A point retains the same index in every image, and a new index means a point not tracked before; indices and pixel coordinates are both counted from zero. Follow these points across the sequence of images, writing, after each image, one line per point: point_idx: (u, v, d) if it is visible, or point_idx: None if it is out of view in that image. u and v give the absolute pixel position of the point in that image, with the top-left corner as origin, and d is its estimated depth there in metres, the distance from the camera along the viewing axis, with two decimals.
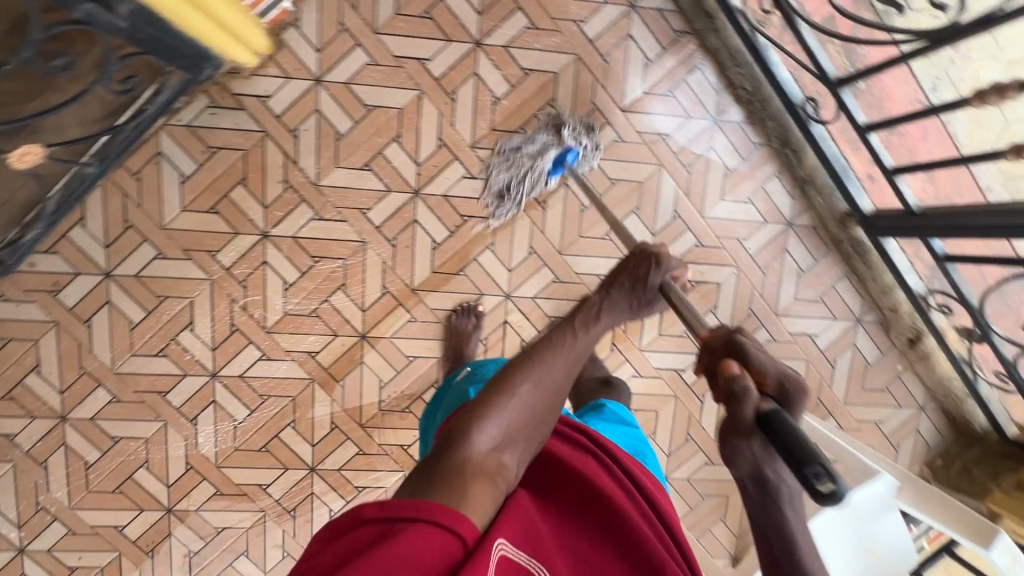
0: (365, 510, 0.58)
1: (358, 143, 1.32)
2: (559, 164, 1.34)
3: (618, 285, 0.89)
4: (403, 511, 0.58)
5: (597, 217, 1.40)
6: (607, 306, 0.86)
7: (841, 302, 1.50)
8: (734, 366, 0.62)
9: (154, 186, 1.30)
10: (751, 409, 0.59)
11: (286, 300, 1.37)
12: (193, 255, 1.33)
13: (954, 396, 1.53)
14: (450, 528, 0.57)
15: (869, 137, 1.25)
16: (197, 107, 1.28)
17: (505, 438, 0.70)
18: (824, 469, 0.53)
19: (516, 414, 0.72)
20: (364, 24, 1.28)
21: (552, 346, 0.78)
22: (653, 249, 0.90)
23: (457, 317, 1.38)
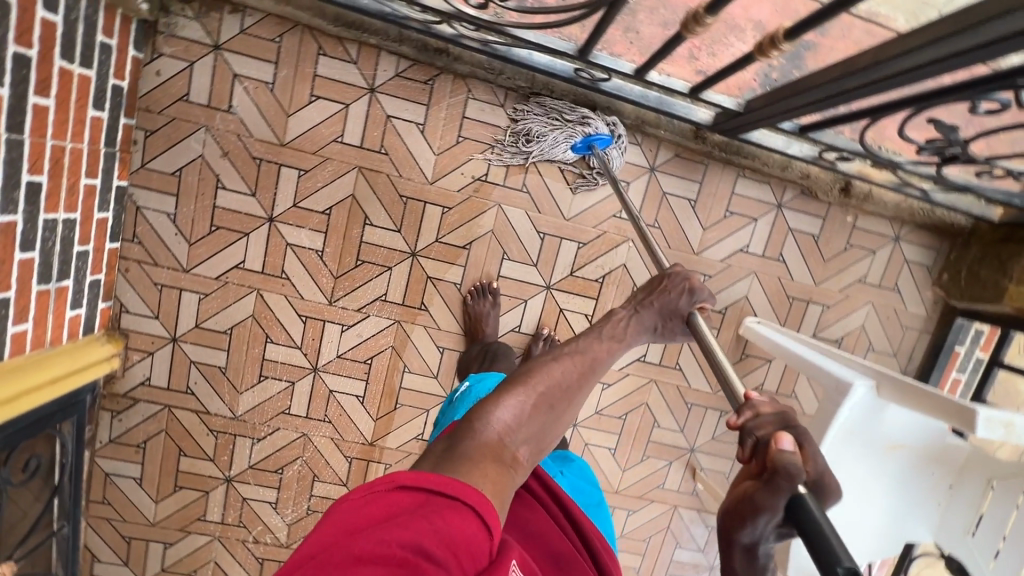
0: (403, 477, 0.53)
1: (243, 364, 1.37)
2: (586, 144, 1.25)
3: (646, 303, 0.90)
4: (443, 486, 0.52)
5: (476, 285, 1.37)
6: (634, 322, 0.88)
7: (751, 201, 1.38)
8: (789, 442, 0.53)
9: (123, 499, 1.42)
10: (798, 484, 0.48)
11: (283, 514, 1.46)
12: (191, 528, 1.45)
13: (920, 210, 1.39)
14: (485, 521, 0.51)
15: (648, 76, 1.14)
16: (106, 423, 1.38)
17: (519, 430, 0.66)
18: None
19: (539, 402, 0.69)
20: (173, 271, 1.31)
21: (578, 350, 0.79)
22: (689, 277, 0.94)
23: (474, 300, 1.36)
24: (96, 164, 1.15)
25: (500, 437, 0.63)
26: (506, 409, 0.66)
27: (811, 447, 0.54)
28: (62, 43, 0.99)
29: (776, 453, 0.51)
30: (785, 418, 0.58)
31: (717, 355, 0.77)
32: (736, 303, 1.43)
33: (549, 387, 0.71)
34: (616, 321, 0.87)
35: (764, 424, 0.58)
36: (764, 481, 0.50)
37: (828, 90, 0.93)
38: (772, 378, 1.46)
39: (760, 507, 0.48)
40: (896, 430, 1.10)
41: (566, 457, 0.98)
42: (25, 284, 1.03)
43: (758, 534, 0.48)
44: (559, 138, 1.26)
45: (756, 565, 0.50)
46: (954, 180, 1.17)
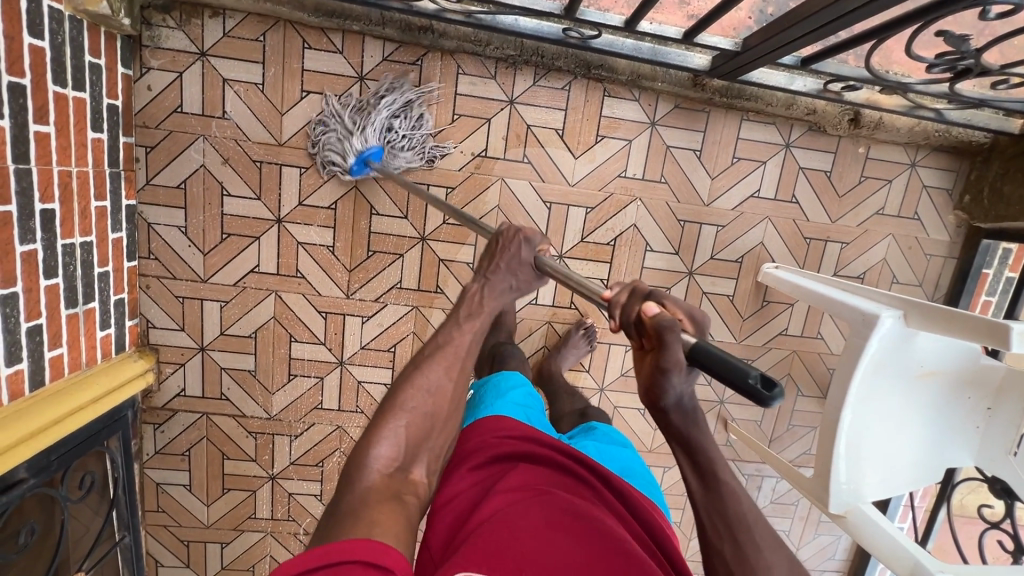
0: (284, 569, 0.50)
1: (271, 366, 1.40)
2: (362, 162, 1.24)
3: (494, 268, 0.77)
4: (322, 558, 0.50)
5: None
6: (487, 292, 0.76)
7: (758, 144, 1.35)
8: (654, 308, 0.57)
9: (177, 506, 1.48)
10: (681, 339, 0.54)
11: (329, 505, 1.51)
12: (243, 527, 1.51)
13: (937, 132, 1.34)
14: (376, 563, 0.51)
15: (639, 27, 1.11)
16: (150, 436, 1.42)
17: (407, 453, 0.65)
18: (755, 372, 0.46)
19: (413, 419, 0.66)
20: (192, 283, 1.33)
21: (440, 349, 0.71)
22: (519, 226, 0.79)
23: None
24: (103, 186, 1.16)
25: (387, 474, 0.63)
26: (386, 442, 0.64)
27: (671, 301, 0.58)
28: (53, 68, 1.00)
29: (649, 321, 0.56)
30: (643, 288, 0.60)
31: (577, 282, 0.71)
32: (751, 250, 1.41)
33: (427, 401, 0.67)
34: (469, 299, 0.76)
35: (629, 306, 0.59)
36: (659, 352, 0.55)
37: (828, 15, 0.89)
38: (795, 322, 1.45)
39: (666, 368, 0.55)
40: (927, 358, 1.09)
41: (589, 427, 1.09)
42: (54, 311, 1.07)
43: (677, 392, 0.58)
44: (341, 156, 1.24)
45: (685, 411, 0.61)
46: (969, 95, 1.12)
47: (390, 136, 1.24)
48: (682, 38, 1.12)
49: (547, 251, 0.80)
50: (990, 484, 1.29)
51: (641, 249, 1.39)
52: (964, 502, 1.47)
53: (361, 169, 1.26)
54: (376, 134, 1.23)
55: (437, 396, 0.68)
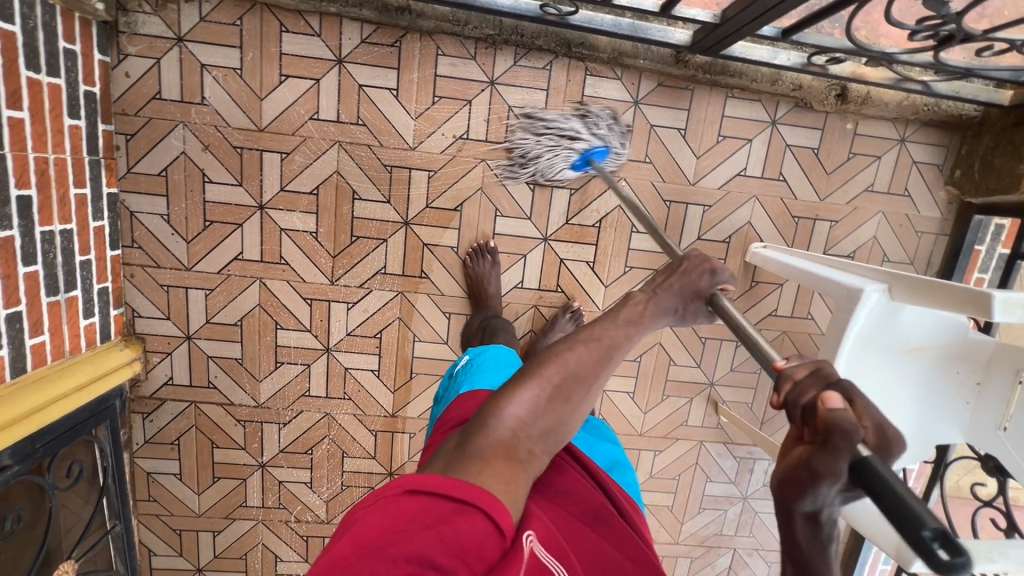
0: (414, 481, 0.52)
1: (258, 354, 1.40)
2: (585, 160, 1.29)
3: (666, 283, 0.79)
4: (449, 489, 0.51)
5: (473, 247, 1.36)
6: (649, 307, 0.77)
7: (743, 121, 1.33)
8: (839, 399, 0.45)
9: (168, 495, 1.49)
10: (856, 444, 0.41)
11: (319, 492, 1.51)
12: (234, 515, 1.51)
13: (926, 106, 1.32)
14: (493, 519, 0.50)
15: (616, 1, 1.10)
16: (139, 425, 1.43)
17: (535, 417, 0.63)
18: (937, 535, 0.36)
19: (553, 395, 0.65)
20: (177, 271, 1.33)
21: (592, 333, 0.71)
22: (707, 256, 0.81)
23: (474, 262, 1.35)
24: (82, 173, 1.16)
25: (515, 433, 0.61)
26: (520, 403, 0.62)
27: (863, 399, 0.46)
28: (24, 53, 1.00)
29: (824, 415, 0.44)
30: (830, 373, 0.50)
31: (750, 334, 0.67)
32: (739, 230, 1.39)
33: (559, 373, 0.66)
34: (630, 308, 0.77)
35: (805, 386, 0.50)
36: (818, 446, 0.43)
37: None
38: (784, 303, 1.44)
39: (820, 476, 0.42)
40: (914, 333, 1.07)
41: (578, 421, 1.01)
42: (34, 298, 1.07)
43: (821, 501, 0.43)
44: (560, 161, 1.29)
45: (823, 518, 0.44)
46: (955, 63, 1.10)
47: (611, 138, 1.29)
48: (659, 12, 1.10)
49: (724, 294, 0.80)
50: (983, 462, 1.27)
51: (628, 231, 1.38)
52: (959, 483, 1.45)
53: (583, 168, 1.30)
54: (602, 133, 1.28)
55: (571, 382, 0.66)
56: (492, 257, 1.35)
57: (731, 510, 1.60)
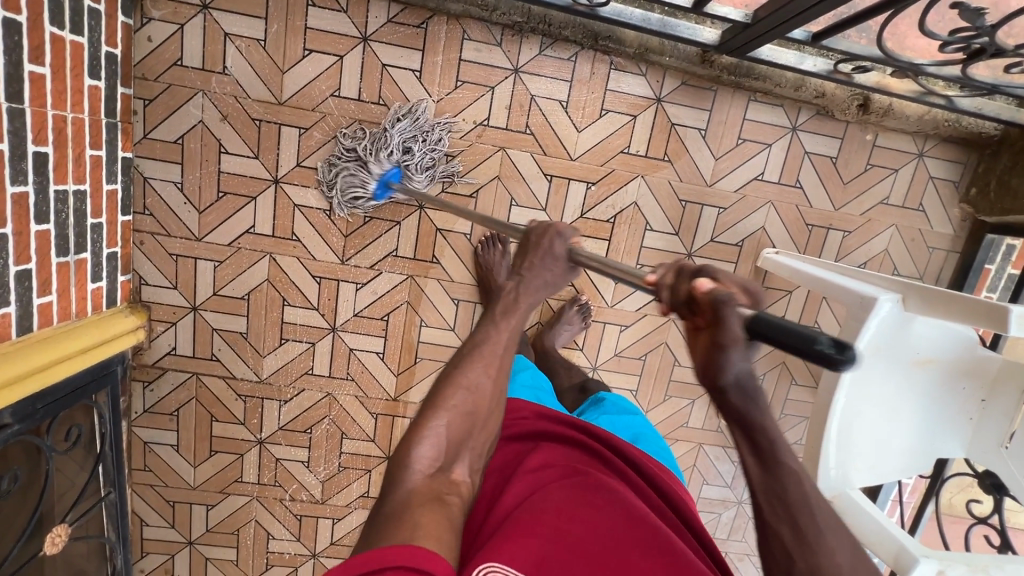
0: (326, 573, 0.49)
1: (262, 329, 1.39)
2: (384, 185, 1.26)
3: (526, 264, 0.76)
4: (369, 562, 0.49)
5: (485, 236, 1.36)
6: (524, 291, 0.75)
7: (764, 125, 1.33)
8: (707, 283, 0.54)
9: (164, 466, 1.48)
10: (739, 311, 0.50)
11: (315, 472, 1.51)
12: (229, 490, 1.51)
13: (947, 121, 1.32)
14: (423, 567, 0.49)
15: None
16: (139, 393, 1.42)
17: (450, 452, 0.65)
18: (828, 340, 0.44)
19: (455, 418, 0.66)
20: (186, 240, 1.32)
21: (478, 348, 0.71)
22: (549, 221, 0.78)
23: (485, 250, 1.35)
24: (99, 135, 1.15)
25: (429, 476, 0.62)
26: (428, 443, 0.63)
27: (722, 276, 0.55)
28: (50, 8, 0.99)
29: (705, 297, 0.52)
30: (689, 267, 0.58)
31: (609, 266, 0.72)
32: (752, 235, 1.39)
33: (467, 400, 0.67)
34: (504, 298, 0.75)
35: (677, 284, 0.57)
36: (712, 325, 0.51)
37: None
38: (793, 311, 1.44)
39: (727, 345, 0.50)
40: (923, 346, 1.08)
41: (597, 399, 1.07)
42: (44, 257, 1.06)
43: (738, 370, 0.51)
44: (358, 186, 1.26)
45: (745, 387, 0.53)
46: (982, 79, 1.11)
47: (397, 154, 1.26)
48: (692, 8, 1.11)
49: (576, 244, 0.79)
50: (980, 479, 1.28)
51: (641, 228, 1.37)
52: (952, 501, 1.45)
53: (384, 193, 1.28)
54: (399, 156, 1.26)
55: (477, 394, 0.68)
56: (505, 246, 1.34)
57: (725, 513, 1.60)
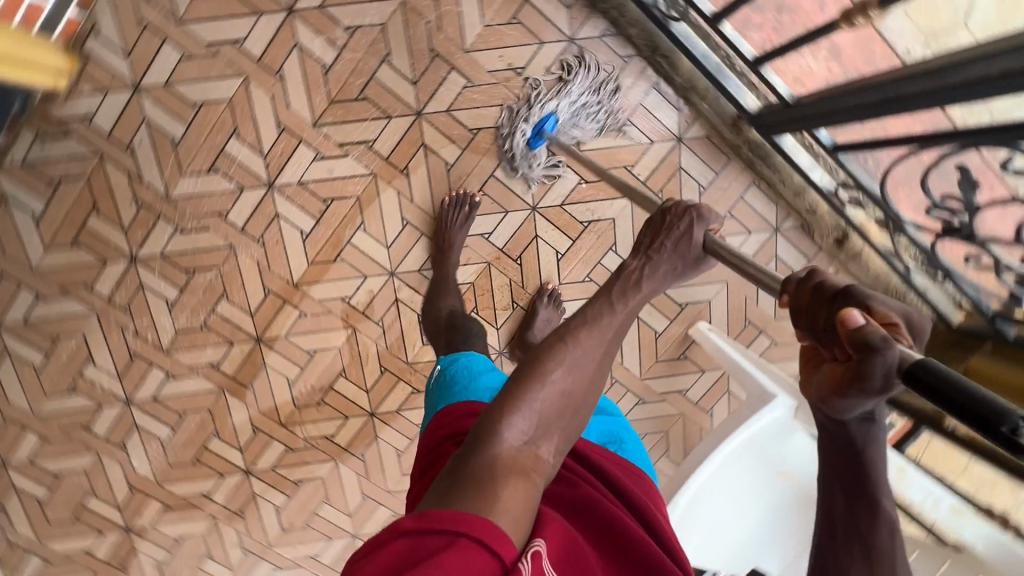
0: (403, 522, 0.52)
1: (197, 147, 1.26)
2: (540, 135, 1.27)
3: (658, 247, 0.78)
4: (442, 523, 0.52)
5: (455, 195, 1.30)
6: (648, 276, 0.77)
7: (753, 212, 1.37)
8: (859, 314, 0.47)
9: (11, 231, 1.29)
10: (891, 359, 0.45)
11: (175, 318, 1.36)
12: (72, 292, 1.33)
13: (897, 291, 1.39)
14: (489, 546, 0.51)
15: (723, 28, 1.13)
16: (25, 141, 1.24)
17: (538, 429, 0.66)
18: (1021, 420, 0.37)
19: (551, 396, 0.67)
20: (167, 16, 1.20)
21: (587, 327, 0.72)
22: (694, 204, 0.80)
23: (450, 209, 1.29)
24: None
25: (518, 447, 0.64)
26: (520, 414, 0.65)
27: (880, 304, 0.49)
28: None
29: (849, 334, 0.46)
30: (833, 288, 0.53)
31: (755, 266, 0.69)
32: (697, 303, 1.44)
33: (565, 379, 0.69)
34: (626, 278, 0.76)
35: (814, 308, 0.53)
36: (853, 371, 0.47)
37: (884, 91, 0.90)
38: (698, 387, 1.50)
39: (866, 389, 0.47)
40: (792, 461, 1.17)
41: None
42: None
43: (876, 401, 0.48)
44: (517, 146, 1.27)
45: (869, 433, 0.51)
46: (943, 261, 1.17)
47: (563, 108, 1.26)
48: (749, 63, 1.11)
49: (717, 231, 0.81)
50: None
51: (605, 246, 1.38)
52: None
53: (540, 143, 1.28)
54: (558, 104, 1.26)
55: (576, 379, 0.69)
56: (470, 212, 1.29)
57: None
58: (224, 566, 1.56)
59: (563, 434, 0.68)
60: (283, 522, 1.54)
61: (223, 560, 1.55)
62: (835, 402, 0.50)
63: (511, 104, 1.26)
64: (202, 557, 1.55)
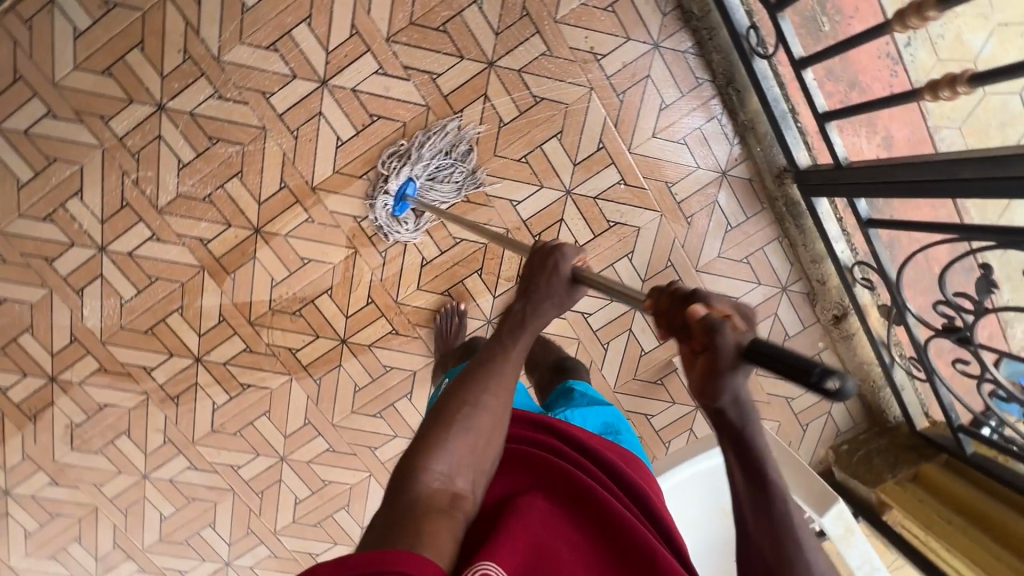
0: (319, 569, 0.47)
1: (264, 20, 1.24)
2: (401, 199, 1.31)
3: (535, 289, 0.75)
4: (362, 562, 0.46)
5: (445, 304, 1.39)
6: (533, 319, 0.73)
7: (769, 266, 1.41)
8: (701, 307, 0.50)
9: (46, 37, 1.23)
10: (725, 336, 0.47)
11: (180, 181, 1.31)
12: (85, 119, 1.27)
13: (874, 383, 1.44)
14: (414, 571, 0.46)
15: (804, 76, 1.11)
16: None
17: (451, 467, 0.61)
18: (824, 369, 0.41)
19: (461, 441, 0.62)
20: None
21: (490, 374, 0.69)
22: (552, 241, 0.77)
23: (441, 317, 1.37)
24: None
25: (439, 486, 0.58)
26: (440, 457, 0.60)
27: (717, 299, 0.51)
28: None
29: (698, 321, 0.49)
30: (683, 291, 0.54)
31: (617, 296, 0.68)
32: None
33: (473, 421, 0.64)
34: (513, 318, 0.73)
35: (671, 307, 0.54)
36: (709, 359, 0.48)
37: (934, 171, 0.93)
38: (664, 416, 1.50)
39: (722, 372, 0.48)
40: None
41: (568, 390, 1.07)
42: None
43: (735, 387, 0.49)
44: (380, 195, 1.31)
45: (744, 412, 0.51)
46: (929, 360, 1.20)
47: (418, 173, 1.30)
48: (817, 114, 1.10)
49: (585, 265, 0.77)
50: None
51: (623, 251, 1.38)
52: None
53: (405, 207, 1.33)
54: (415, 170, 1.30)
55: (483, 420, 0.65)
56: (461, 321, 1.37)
57: None
58: (139, 449, 1.48)
59: (482, 462, 0.63)
60: (215, 422, 1.47)
61: (141, 442, 1.47)
62: (713, 392, 0.49)
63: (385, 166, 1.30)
64: (119, 433, 1.46)
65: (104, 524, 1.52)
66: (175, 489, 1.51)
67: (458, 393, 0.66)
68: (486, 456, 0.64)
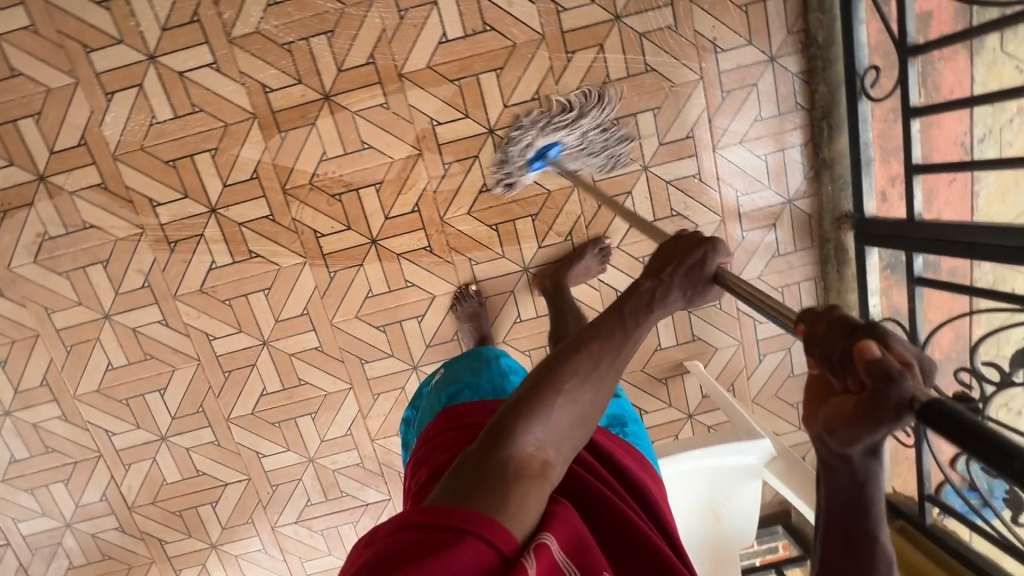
0: (409, 516, 0.51)
1: None
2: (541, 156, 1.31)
3: (667, 275, 0.70)
4: (447, 519, 0.49)
5: (464, 289, 1.37)
6: (657, 299, 0.68)
7: (798, 302, 1.46)
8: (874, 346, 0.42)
9: None
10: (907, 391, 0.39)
11: (264, 18, 1.21)
12: None
13: None
14: (491, 543, 0.49)
15: (908, 125, 1.15)
16: None
17: (547, 438, 0.59)
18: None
19: (570, 412, 0.61)
20: None
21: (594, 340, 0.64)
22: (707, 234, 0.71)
23: (458, 302, 1.36)
24: None
25: (534, 455, 0.58)
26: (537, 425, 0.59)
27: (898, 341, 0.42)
28: None
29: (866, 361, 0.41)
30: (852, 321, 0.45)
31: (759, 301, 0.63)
32: (707, 344, 1.46)
33: (576, 394, 0.62)
34: (632, 294, 0.69)
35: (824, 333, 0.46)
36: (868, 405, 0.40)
37: None
38: (656, 416, 1.51)
39: (879, 423, 0.40)
40: (731, 503, 1.18)
41: None
42: None
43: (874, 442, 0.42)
44: (519, 155, 1.29)
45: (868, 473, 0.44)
46: None
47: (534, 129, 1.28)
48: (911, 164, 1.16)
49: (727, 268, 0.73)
50: None
51: (675, 243, 1.40)
52: None
53: (540, 167, 1.32)
54: (568, 136, 1.29)
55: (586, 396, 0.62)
56: (478, 309, 1.35)
57: None
58: (110, 285, 1.33)
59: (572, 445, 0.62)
60: (207, 283, 1.34)
61: (115, 279, 1.33)
62: (848, 438, 0.42)
63: (515, 150, 1.29)
64: (94, 261, 1.31)
65: (41, 354, 1.36)
66: (134, 340, 1.37)
67: (572, 364, 0.62)
68: (575, 444, 0.62)
